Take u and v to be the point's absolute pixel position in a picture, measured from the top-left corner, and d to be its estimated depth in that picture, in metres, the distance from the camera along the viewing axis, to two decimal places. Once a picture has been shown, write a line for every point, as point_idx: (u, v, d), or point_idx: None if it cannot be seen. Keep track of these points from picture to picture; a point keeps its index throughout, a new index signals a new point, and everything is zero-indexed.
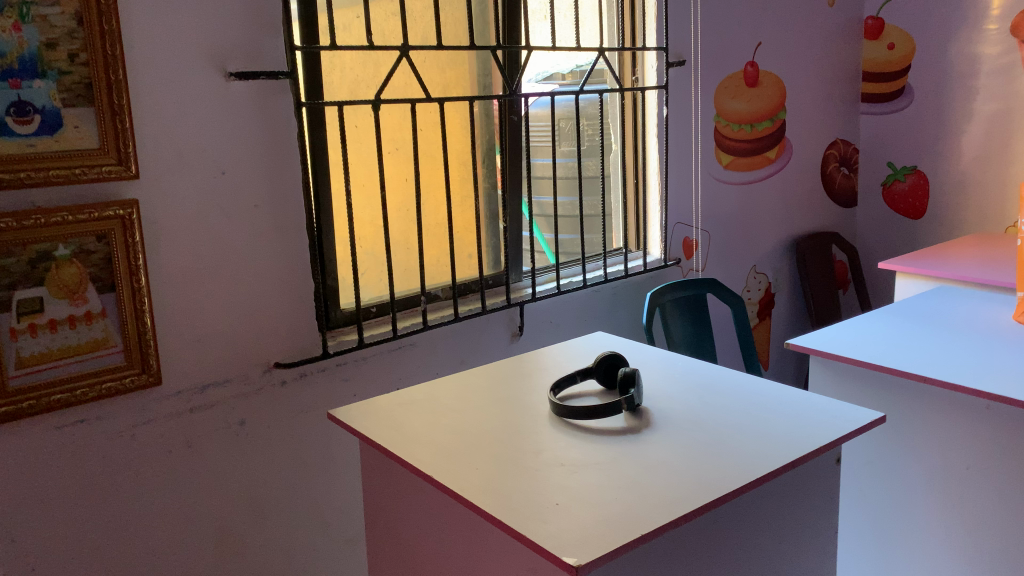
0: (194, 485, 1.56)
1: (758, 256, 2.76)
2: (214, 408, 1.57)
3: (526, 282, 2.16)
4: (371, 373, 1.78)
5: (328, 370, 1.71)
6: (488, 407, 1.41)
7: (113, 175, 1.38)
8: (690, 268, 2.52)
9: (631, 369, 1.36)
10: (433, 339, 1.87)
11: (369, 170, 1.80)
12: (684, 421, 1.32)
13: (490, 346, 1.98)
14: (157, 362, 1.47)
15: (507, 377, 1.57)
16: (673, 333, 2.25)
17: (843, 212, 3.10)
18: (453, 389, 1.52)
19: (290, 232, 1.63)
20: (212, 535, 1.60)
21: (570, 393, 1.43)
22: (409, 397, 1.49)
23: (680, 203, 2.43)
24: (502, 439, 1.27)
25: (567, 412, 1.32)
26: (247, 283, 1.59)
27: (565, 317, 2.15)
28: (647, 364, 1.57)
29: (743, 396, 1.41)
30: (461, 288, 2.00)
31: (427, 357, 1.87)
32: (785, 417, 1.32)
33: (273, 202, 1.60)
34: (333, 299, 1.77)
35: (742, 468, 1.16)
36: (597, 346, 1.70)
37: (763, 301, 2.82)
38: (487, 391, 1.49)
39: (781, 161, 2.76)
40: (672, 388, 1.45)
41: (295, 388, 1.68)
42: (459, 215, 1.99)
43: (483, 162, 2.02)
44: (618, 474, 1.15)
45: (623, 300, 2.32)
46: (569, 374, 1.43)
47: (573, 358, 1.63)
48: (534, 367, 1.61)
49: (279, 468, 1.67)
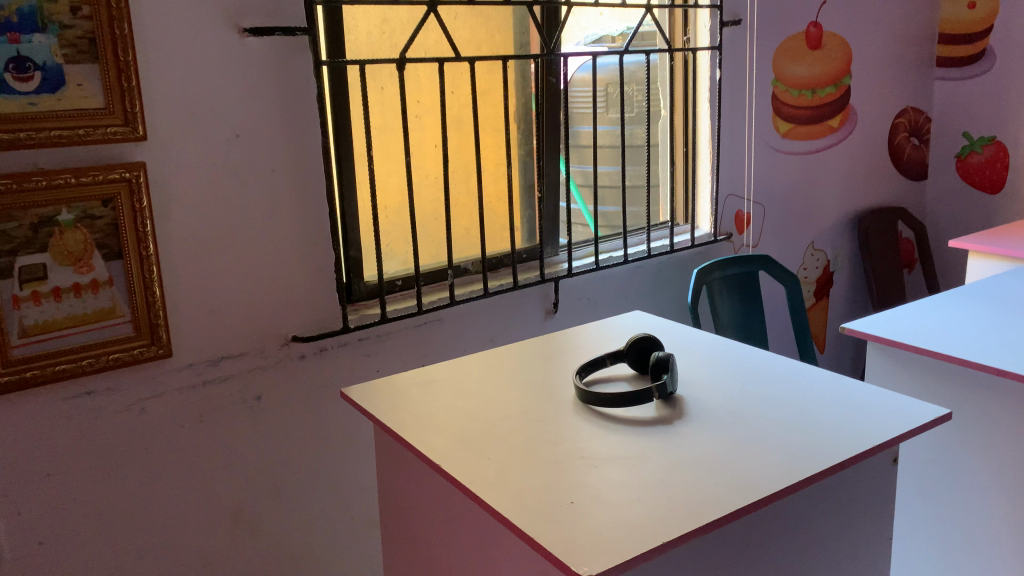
0: (208, 461, 1.51)
1: (817, 232, 2.59)
2: (229, 382, 1.51)
3: (564, 257, 2.05)
4: (395, 349, 1.69)
5: (350, 346, 1.63)
6: (508, 389, 1.31)
7: (119, 136, 1.31)
8: (741, 244, 2.37)
9: (664, 353, 1.24)
10: (461, 315, 1.78)
11: (394, 136, 1.71)
12: (723, 413, 1.19)
13: (522, 323, 1.88)
14: (167, 334, 1.41)
15: (535, 355, 1.46)
16: (721, 314, 2.11)
17: (911, 186, 2.89)
18: (474, 368, 1.42)
19: (309, 199, 1.55)
20: (226, 513, 1.55)
21: (598, 378, 1.33)
22: (427, 376, 1.40)
23: (732, 174, 2.27)
24: (521, 426, 1.17)
25: (593, 399, 1.21)
26: (263, 252, 1.51)
27: (604, 294, 2.03)
28: (686, 348, 1.45)
29: (789, 387, 1.28)
30: (492, 262, 1.90)
31: (454, 334, 1.77)
32: (836, 411, 1.18)
33: (290, 167, 1.51)
34: (356, 270, 1.69)
35: (784, 469, 1.03)
36: (634, 327, 1.59)
37: (820, 280, 2.65)
38: (510, 371, 1.39)
39: (845, 130, 2.58)
40: (712, 376, 1.32)
41: (315, 363, 1.60)
42: (492, 185, 1.89)
43: (518, 128, 1.91)
44: (645, 472, 1.04)
45: (669, 277, 2.18)
46: (599, 356, 1.33)
47: (606, 338, 1.52)
48: (562, 346, 1.50)
49: (297, 446, 1.61)
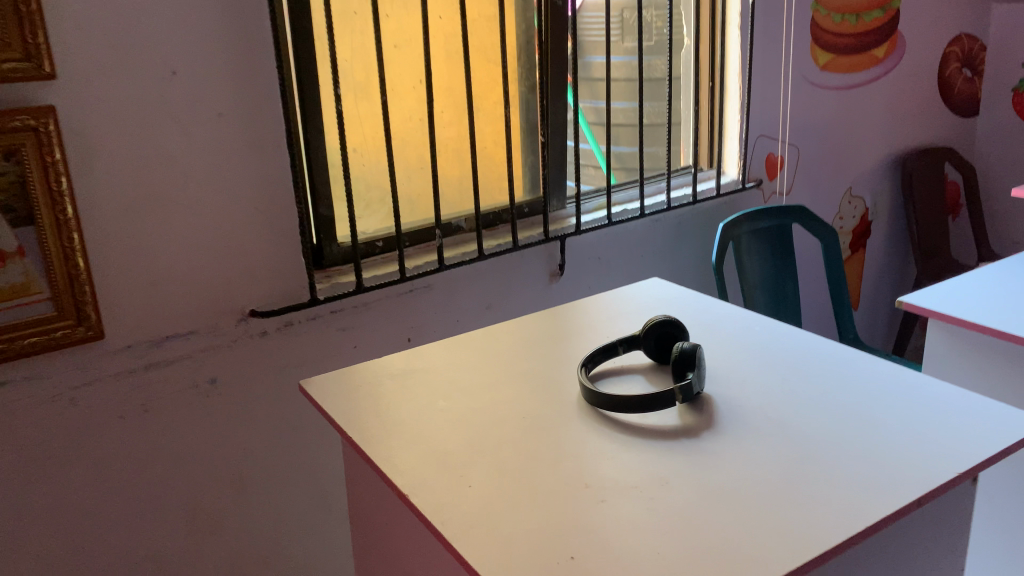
0: (155, 455, 1.30)
1: (856, 176, 2.32)
2: (176, 364, 1.29)
3: (571, 210, 1.79)
4: (375, 321, 1.47)
5: (321, 319, 1.41)
6: (499, 382, 1.08)
7: (20, 75, 1.06)
8: (773, 192, 2.11)
9: (690, 345, 1.01)
10: (451, 281, 1.54)
11: (370, 72, 1.45)
12: (763, 421, 0.96)
13: (521, 287, 1.65)
14: (97, 313, 1.19)
15: (535, 336, 1.23)
16: (750, 273, 1.86)
17: (960, 124, 2.60)
18: (460, 352, 1.19)
19: (267, 149, 1.30)
20: (181, 512, 1.35)
21: (608, 370, 1.10)
22: (403, 361, 1.17)
23: (765, 112, 2.00)
24: (511, 437, 0.95)
25: (601, 402, 0.99)
26: (212, 212, 1.27)
27: (617, 251, 1.78)
28: (715, 329, 1.21)
29: (843, 384, 1.04)
30: (489, 218, 1.66)
31: (443, 303, 1.55)
32: (904, 421, 0.95)
33: (242, 110, 1.26)
34: (327, 231, 1.45)
35: (845, 504, 0.80)
36: (653, 299, 1.35)
37: (857, 230, 2.39)
38: (503, 358, 1.16)
39: (891, 61, 2.28)
40: (748, 368, 1.09)
41: (279, 341, 1.38)
42: (488, 127, 1.63)
43: (518, 60, 1.64)
44: (666, 507, 0.81)
45: (692, 231, 1.92)
46: (610, 343, 1.11)
47: (619, 315, 1.28)
48: (566, 323, 1.27)
49: (261, 435, 1.40)
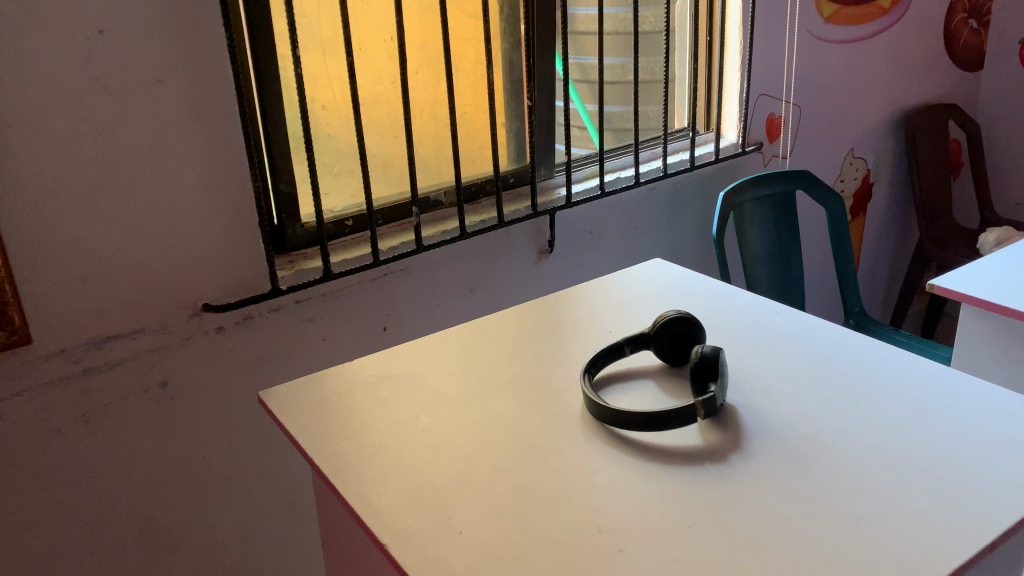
0: (100, 469, 1.15)
1: (858, 136, 2.18)
2: (120, 368, 1.14)
3: (560, 179, 1.64)
4: (346, 310, 1.32)
5: (285, 311, 1.26)
6: (490, 392, 0.94)
7: None
8: (773, 155, 1.96)
9: (710, 349, 0.88)
10: (430, 261, 1.40)
11: (333, 28, 1.27)
12: (796, 436, 0.83)
13: (507, 265, 1.50)
14: (22, 315, 1.03)
15: (529, 330, 1.09)
16: (752, 245, 1.73)
17: (964, 79, 2.46)
18: (444, 352, 1.05)
19: (215, 120, 1.13)
20: (134, 528, 1.21)
21: (614, 374, 0.97)
22: (379, 365, 1.03)
23: (767, 68, 1.84)
24: (507, 464, 0.81)
25: (610, 419, 0.85)
26: (154, 195, 1.11)
27: (609, 224, 1.64)
28: (730, 320, 1.07)
29: (882, 385, 0.91)
30: (471, 190, 1.50)
31: (422, 287, 1.40)
32: (959, 431, 0.82)
33: (184, 76, 1.09)
34: (289, 211, 1.29)
35: (906, 547, 0.68)
36: (657, 283, 1.21)
37: (858, 193, 2.26)
38: (492, 359, 1.02)
39: (897, 11, 2.12)
40: (773, 367, 0.96)
41: (238, 336, 1.23)
42: (468, 89, 1.46)
43: (501, 12, 1.46)
44: (697, 557, 0.68)
45: (690, 200, 1.78)
46: (616, 343, 0.97)
47: (621, 304, 1.14)
48: (562, 315, 1.12)
49: (222, 440, 1.26)
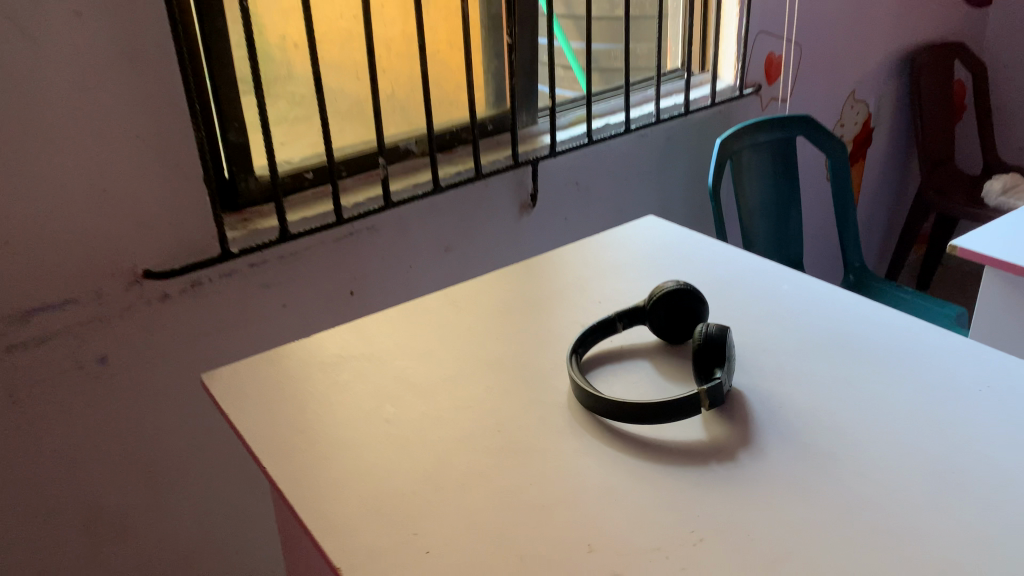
0: (33, 454, 1.04)
1: (860, 77, 2.05)
2: (50, 344, 1.01)
3: (543, 125, 1.51)
4: (308, 273, 1.21)
5: (238, 275, 1.14)
6: (466, 376, 0.83)
7: None
8: (771, 98, 1.83)
9: (715, 328, 0.77)
10: (399, 218, 1.28)
11: None
12: (813, 426, 0.73)
13: (484, 221, 1.39)
14: None
15: (510, 301, 0.97)
16: (748, 197, 1.62)
17: (971, 16, 2.31)
18: (414, 327, 0.93)
19: (148, 60, 0.98)
20: (77, 516, 1.10)
21: (603, 352, 0.86)
22: (341, 342, 0.91)
23: (767, 4, 1.69)
24: (484, 466, 0.71)
25: (600, 409, 0.74)
26: (80, 147, 0.96)
27: (596, 175, 1.52)
28: (732, 288, 0.96)
29: (906, 363, 0.81)
30: (444, 139, 1.37)
31: (392, 247, 1.29)
32: (997, 420, 0.72)
33: (108, 8, 0.94)
34: (239, 163, 1.16)
35: (947, 569, 0.58)
36: (650, 243, 1.09)
37: (858, 138, 2.14)
38: (469, 336, 0.90)
39: None
40: (781, 343, 0.85)
41: (185, 304, 1.11)
42: (440, 25, 1.32)
43: None
44: None
45: (683, 148, 1.65)
46: (607, 319, 0.86)
47: (612, 268, 1.03)
48: (546, 282, 1.01)
49: (172, 418, 1.15)
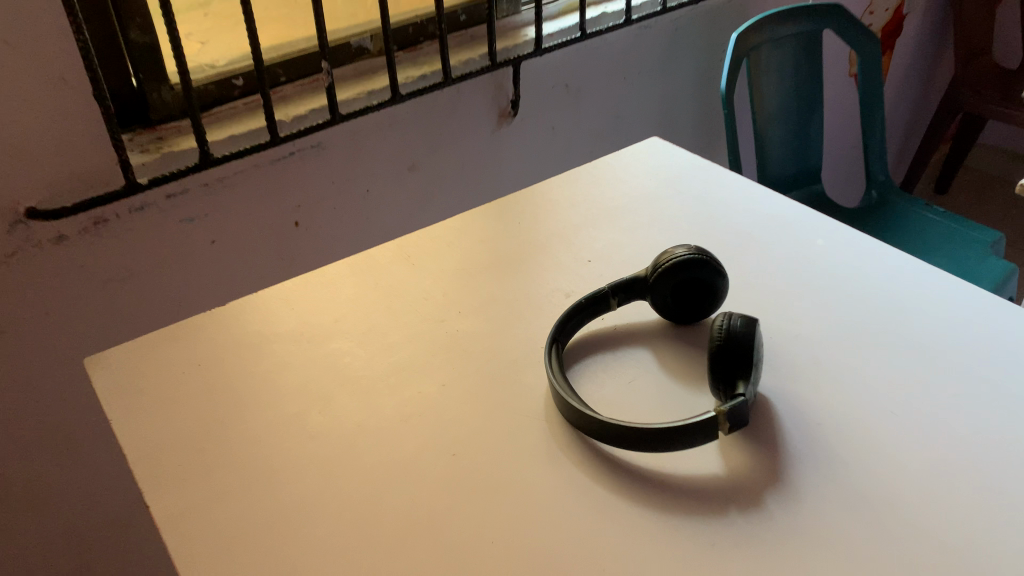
0: None
1: None
2: None
3: (528, 16, 1.27)
4: (241, 201, 1.01)
5: (153, 208, 0.94)
6: (418, 368, 0.65)
7: None
8: None
9: (742, 323, 0.59)
10: (352, 133, 1.06)
11: None
12: (862, 453, 0.56)
13: (455, 132, 1.17)
14: None
15: (477, 259, 0.78)
16: (763, 102, 1.40)
17: None
18: (356, 292, 0.74)
19: None
20: None
21: (594, 335, 0.68)
22: (262, 314, 0.72)
23: None
24: (432, 511, 0.54)
25: (587, 427, 0.57)
26: None
27: (590, 76, 1.29)
28: (754, 242, 0.78)
29: (978, 356, 0.63)
30: (405, 35, 1.14)
31: (344, 166, 1.08)
32: None
33: None
34: (146, 69, 0.94)
35: None
36: (650, 178, 0.89)
37: (888, 27, 1.88)
38: (425, 307, 0.72)
39: None
40: (814, 323, 0.68)
41: (88, 245, 0.91)
42: None
43: None
44: None
45: (693, 41, 1.41)
46: (597, 293, 0.68)
47: (604, 214, 0.83)
48: (524, 232, 0.81)
49: (83, 375, 0.97)
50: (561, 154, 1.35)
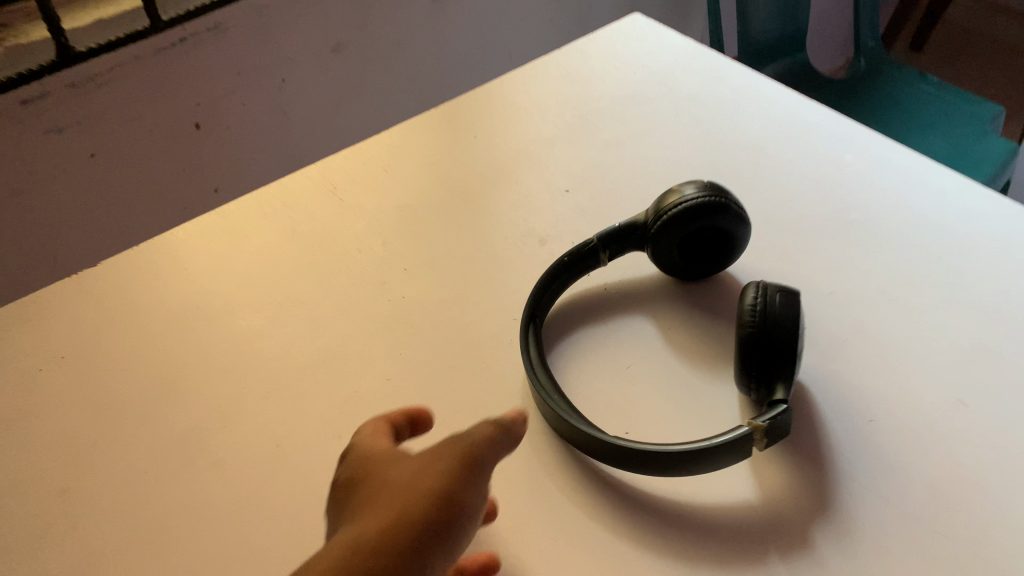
0: None
1: None
2: None
3: None
4: (123, 103, 0.80)
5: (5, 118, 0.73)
6: (356, 356, 0.51)
7: None
8: None
9: (774, 303, 0.44)
10: (260, 10, 0.85)
11: None
12: (929, 463, 0.44)
13: (388, 3, 0.96)
14: None
15: (423, 194, 0.62)
16: None
17: None
18: (273, 247, 0.58)
19: None
20: None
21: (580, 301, 0.54)
22: (153, 287, 0.56)
23: None
24: None
25: (582, 445, 0.44)
26: None
27: None
28: (769, 162, 0.63)
29: None
30: None
31: (253, 51, 0.87)
32: None
33: None
34: None
35: None
36: (635, 73, 0.72)
37: None
38: (360, 269, 0.56)
39: None
40: (853, 277, 0.54)
41: None
42: None
43: None
44: None
45: None
46: (583, 248, 0.52)
47: (581, 124, 0.67)
48: (482, 153, 0.65)
49: None
50: (518, 23, 1.15)
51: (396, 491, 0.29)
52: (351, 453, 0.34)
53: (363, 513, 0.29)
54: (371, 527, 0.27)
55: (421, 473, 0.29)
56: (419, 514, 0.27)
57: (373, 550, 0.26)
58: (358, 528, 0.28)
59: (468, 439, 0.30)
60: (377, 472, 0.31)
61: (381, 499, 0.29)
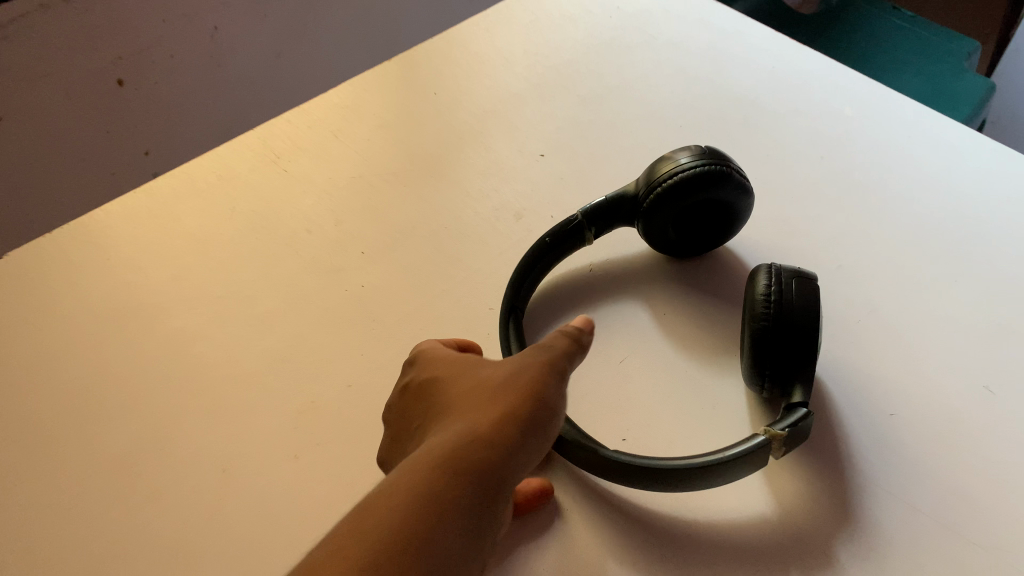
0: None
1: None
2: None
3: None
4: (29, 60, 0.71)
5: None
6: (311, 357, 0.44)
7: None
8: None
9: (792, 294, 0.39)
10: None
11: None
12: (957, 460, 0.40)
13: None
14: None
15: (380, 162, 0.55)
16: None
17: None
18: (211, 232, 0.51)
19: None
20: None
21: (562, 290, 0.48)
22: (74, 283, 0.49)
23: None
24: None
25: (576, 460, 0.39)
26: None
27: None
28: (762, 119, 0.57)
29: None
30: None
31: None
32: None
33: None
34: None
35: None
36: (609, 18, 0.65)
37: None
38: (311, 254, 0.49)
39: None
40: (862, 248, 0.49)
41: None
42: None
43: None
44: None
45: None
46: (566, 227, 0.46)
47: (551, 77, 0.60)
48: (444, 114, 0.58)
49: None
50: None
51: (487, 394, 0.30)
52: (418, 362, 0.35)
53: (458, 406, 0.30)
54: (468, 425, 0.28)
55: (506, 376, 0.30)
56: (512, 409, 0.28)
57: (484, 425, 0.28)
58: (456, 425, 0.29)
59: (543, 339, 0.31)
60: (453, 373, 0.33)
61: (472, 394, 0.30)
